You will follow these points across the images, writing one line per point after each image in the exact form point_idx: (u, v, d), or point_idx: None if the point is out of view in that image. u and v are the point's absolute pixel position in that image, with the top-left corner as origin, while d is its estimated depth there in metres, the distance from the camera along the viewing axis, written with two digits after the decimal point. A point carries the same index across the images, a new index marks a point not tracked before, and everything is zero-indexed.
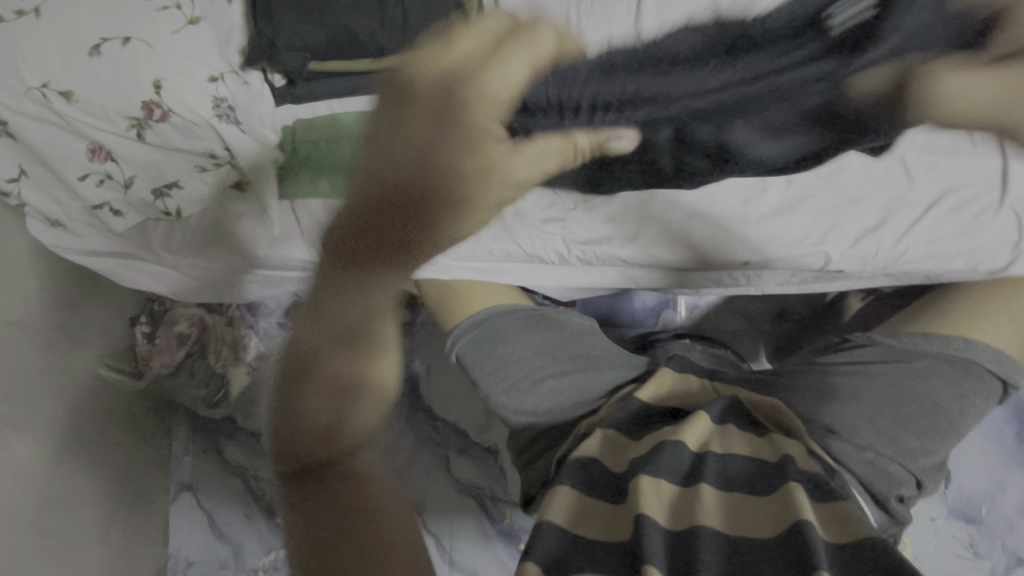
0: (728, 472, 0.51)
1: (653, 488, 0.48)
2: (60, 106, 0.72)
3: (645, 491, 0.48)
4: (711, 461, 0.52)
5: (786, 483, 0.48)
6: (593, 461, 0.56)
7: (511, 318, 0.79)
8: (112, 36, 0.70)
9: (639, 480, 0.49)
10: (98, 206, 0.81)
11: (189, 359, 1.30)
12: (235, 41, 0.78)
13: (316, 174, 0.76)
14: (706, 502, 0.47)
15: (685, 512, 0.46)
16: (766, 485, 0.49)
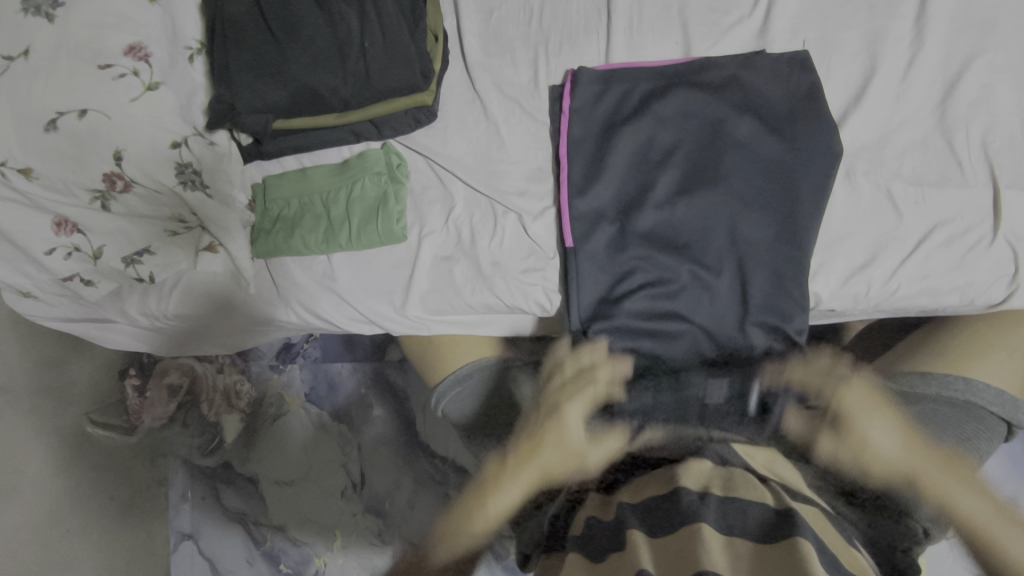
0: (731, 514, 0.49)
1: (646, 542, 0.47)
2: (20, 183, 0.70)
3: (639, 547, 0.47)
4: (710, 504, 0.49)
5: (793, 529, 0.45)
6: (591, 519, 0.53)
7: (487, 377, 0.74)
8: (68, 109, 0.68)
9: (634, 534, 0.49)
10: (68, 278, 0.78)
11: (182, 411, 1.29)
12: (199, 101, 0.76)
13: (292, 233, 0.77)
14: (711, 545, 0.45)
15: (683, 564, 0.44)
16: (770, 529, 0.47)
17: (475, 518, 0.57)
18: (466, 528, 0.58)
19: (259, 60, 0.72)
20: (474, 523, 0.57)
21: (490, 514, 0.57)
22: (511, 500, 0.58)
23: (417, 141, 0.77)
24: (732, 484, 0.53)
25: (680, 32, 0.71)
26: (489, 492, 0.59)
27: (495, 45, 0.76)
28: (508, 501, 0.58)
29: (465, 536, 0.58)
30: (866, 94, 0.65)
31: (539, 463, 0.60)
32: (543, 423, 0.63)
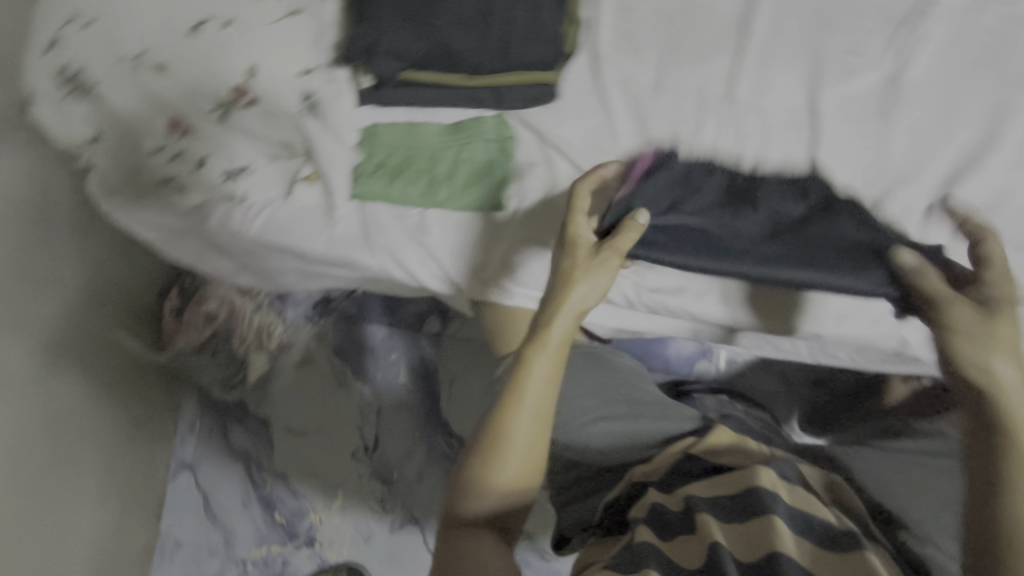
0: (798, 520, 0.51)
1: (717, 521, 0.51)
2: (148, 77, 0.70)
3: (710, 524, 0.51)
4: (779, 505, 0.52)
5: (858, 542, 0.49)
6: (657, 505, 0.58)
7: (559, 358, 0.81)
8: (214, 17, 0.70)
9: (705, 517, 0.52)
10: (166, 181, 0.80)
11: (215, 340, 1.28)
12: (328, 39, 0.78)
13: (395, 181, 0.79)
14: (783, 536, 0.48)
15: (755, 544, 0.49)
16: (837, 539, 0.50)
17: (509, 432, 0.53)
18: (513, 483, 0.54)
19: (403, 11, 0.75)
20: (513, 419, 0.53)
21: (522, 424, 0.54)
22: (544, 385, 0.55)
23: (532, 117, 0.78)
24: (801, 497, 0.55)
25: (809, 66, 0.74)
26: (507, 414, 0.54)
27: (627, 41, 0.78)
28: (525, 445, 0.54)
29: (514, 487, 0.54)
30: (987, 157, 0.67)
31: (517, 416, 0.54)
32: (571, 265, 0.60)
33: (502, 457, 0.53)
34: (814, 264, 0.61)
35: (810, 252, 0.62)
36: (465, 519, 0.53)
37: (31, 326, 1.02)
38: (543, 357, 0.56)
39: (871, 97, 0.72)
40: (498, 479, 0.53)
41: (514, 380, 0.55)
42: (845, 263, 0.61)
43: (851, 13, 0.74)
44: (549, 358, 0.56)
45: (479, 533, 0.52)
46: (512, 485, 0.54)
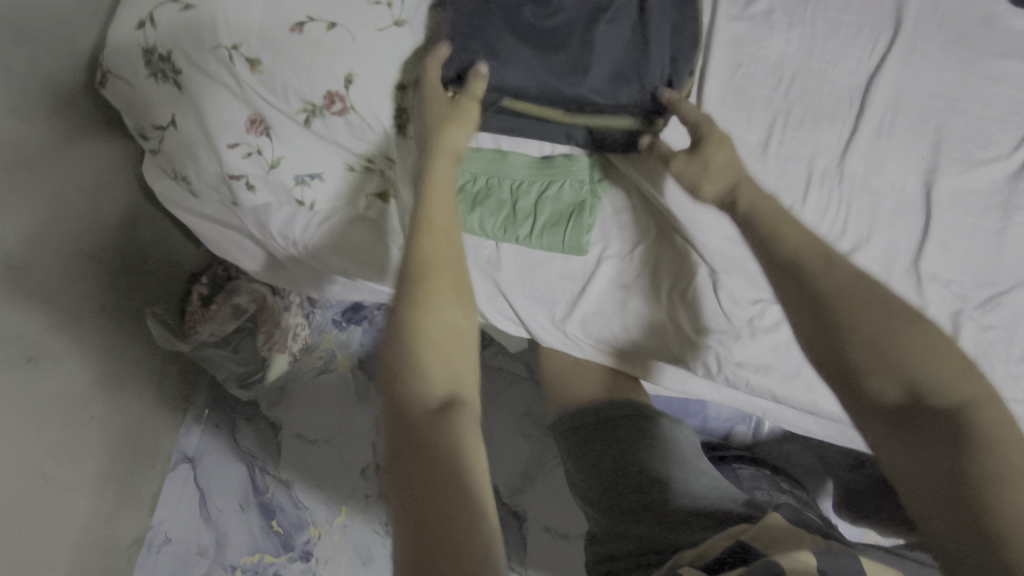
0: None
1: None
2: (242, 72, 0.67)
3: None
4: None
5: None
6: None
7: (624, 421, 0.78)
8: (319, 17, 0.65)
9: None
10: (235, 176, 0.75)
11: (238, 336, 1.22)
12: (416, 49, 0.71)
13: (472, 209, 0.75)
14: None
15: None
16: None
17: (432, 309, 0.45)
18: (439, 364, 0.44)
19: (518, 26, 0.65)
20: (434, 280, 0.47)
21: (435, 304, 0.46)
22: (449, 250, 0.49)
23: (625, 163, 0.75)
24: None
25: (929, 149, 0.71)
26: (427, 290, 0.46)
27: (734, 97, 0.75)
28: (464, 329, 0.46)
29: (446, 371, 0.44)
30: None
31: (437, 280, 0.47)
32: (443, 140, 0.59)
33: (433, 325, 0.45)
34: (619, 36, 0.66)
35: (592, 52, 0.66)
36: (419, 420, 0.40)
37: (57, 299, 0.96)
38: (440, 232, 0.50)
39: (993, 194, 0.69)
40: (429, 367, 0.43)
41: (420, 253, 0.48)
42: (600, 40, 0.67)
43: (979, 100, 0.71)
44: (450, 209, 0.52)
45: (423, 439, 0.39)
46: (451, 378, 0.43)
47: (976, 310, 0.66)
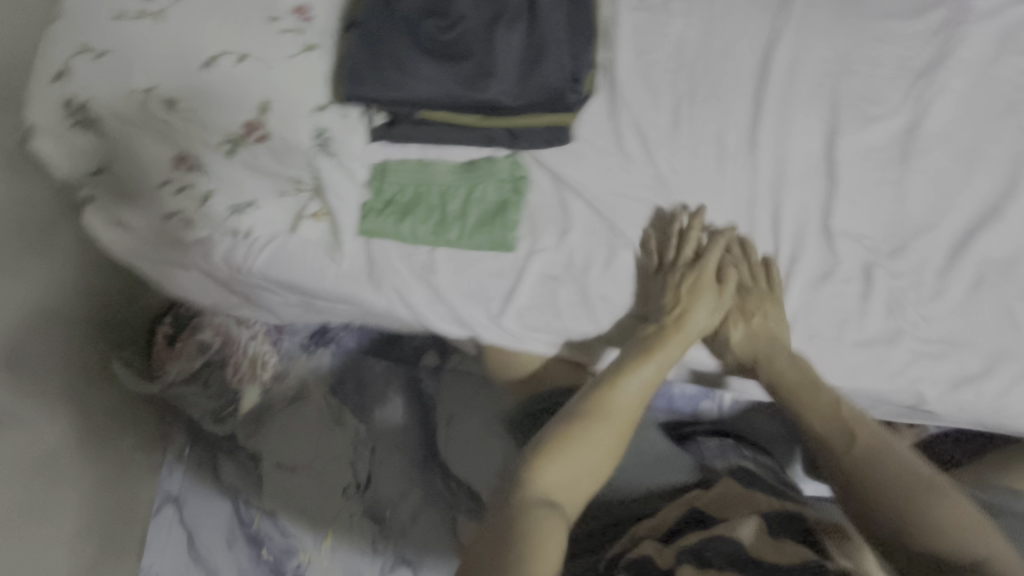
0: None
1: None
2: (160, 112, 0.69)
3: None
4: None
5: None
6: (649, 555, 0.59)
7: None
8: (229, 52, 0.68)
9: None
10: (171, 214, 0.77)
11: (207, 370, 1.24)
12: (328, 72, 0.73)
13: (403, 220, 0.77)
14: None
15: None
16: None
17: (575, 438, 0.60)
18: (568, 472, 0.58)
19: (420, 38, 0.68)
20: (602, 424, 0.62)
21: (593, 428, 0.62)
22: (640, 391, 0.65)
23: (546, 158, 0.77)
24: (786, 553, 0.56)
25: (828, 112, 0.73)
26: (597, 404, 0.63)
27: (644, 84, 0.78)
28: (587, 461, 0.60)
29: (564, 488, 0.58)
30: (1004, 209, 0.66)
31: (611, 406, 0.63)
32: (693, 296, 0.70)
33: (580, 451, 0.60)
34: (525, 44, 0.68)
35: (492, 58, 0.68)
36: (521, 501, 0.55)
37: (22, 354, 0.98)
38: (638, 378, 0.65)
39: (892, 147, 0.71)
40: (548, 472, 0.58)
41: (593, 400, 0.64)
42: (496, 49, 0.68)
43: (869, 58, 0.73)
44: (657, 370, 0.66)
45: (533, 509, 0.55)
46: (566, 491, 0.58)
47: (887, 259, 0.69)
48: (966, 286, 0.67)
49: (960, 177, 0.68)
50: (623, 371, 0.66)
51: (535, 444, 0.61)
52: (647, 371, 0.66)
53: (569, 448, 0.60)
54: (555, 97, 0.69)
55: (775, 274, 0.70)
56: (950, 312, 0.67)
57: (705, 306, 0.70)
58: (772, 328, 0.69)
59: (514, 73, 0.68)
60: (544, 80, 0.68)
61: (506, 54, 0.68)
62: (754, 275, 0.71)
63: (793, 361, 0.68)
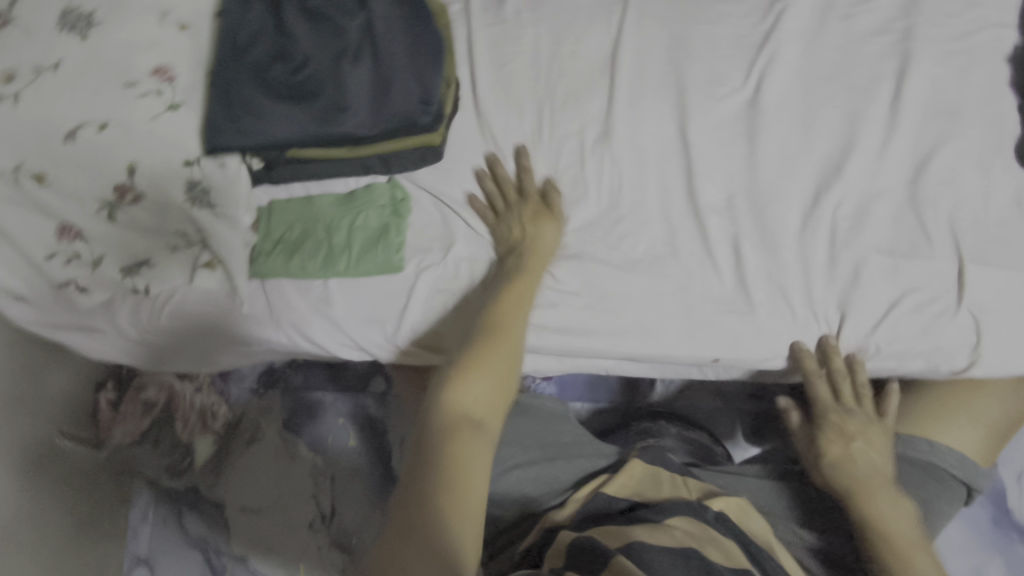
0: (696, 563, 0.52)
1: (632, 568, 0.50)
2: (32, 188, 0.72)
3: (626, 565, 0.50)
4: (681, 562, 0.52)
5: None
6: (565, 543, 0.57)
7: None
8: (88, 121, 0.70)
9: (618, 559, 0.51)
10: (64, 284, 0.80)
11: (156, 429, 1.20)
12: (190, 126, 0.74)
13: (292, 257, 0.79)
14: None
15: None
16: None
17: (489, 365, 0.57)
18: (485, 386, 0.55)
19: (270, 83, 0.71)
20: (502, 339, 0.60)
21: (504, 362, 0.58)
22: (524, 313, 0.66)
23: (422, 178, 0.80)
24: (703, 538, 0.56)
25: (677, 96, 0.76)
26: (500, 337, 0.60)
27: (505, 95, 0.81)
28: (502, 384, 0.57)
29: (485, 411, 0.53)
30: (845, 166, 0.69)
31: (507, 330, 0.62)
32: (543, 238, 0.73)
33: (493, 363, 0.57)
34: (374, 74, 0.72)
35: (337, 90, 0.71)
36: (441, 418, 0.51)
37: None
38: (523, 303, 0.66)
39: (738, 123, 0.74)
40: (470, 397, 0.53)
41: (487, 325, 0.62)
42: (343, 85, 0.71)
43: (706, 43, 0.76)
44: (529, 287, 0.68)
45: (456, 431, 0.50)
46: (484, 411, 0.53)
47: (749, 229, 0.71)
48: (822, 245, 0.69)
49: (804, 142, 0.72)
50: (508, 298, 0.66)
51: (444, 372, 0.57)
52: (527, 294, 0.67)
53: (482, 365, 0.57)
54: (407, 122, 0.72)
55: (862, 371, 0.69)
56: (813, 270, 0.69)
57: (869, 434, 0.67)
58: (873, 459, 0.65)
59: (367, 103, 0.71)
60: (395, 106, 0.71)
61: (355, 87, 0.71)
62: (857, 396, 0.69)
63: (875, 467, 0.64)
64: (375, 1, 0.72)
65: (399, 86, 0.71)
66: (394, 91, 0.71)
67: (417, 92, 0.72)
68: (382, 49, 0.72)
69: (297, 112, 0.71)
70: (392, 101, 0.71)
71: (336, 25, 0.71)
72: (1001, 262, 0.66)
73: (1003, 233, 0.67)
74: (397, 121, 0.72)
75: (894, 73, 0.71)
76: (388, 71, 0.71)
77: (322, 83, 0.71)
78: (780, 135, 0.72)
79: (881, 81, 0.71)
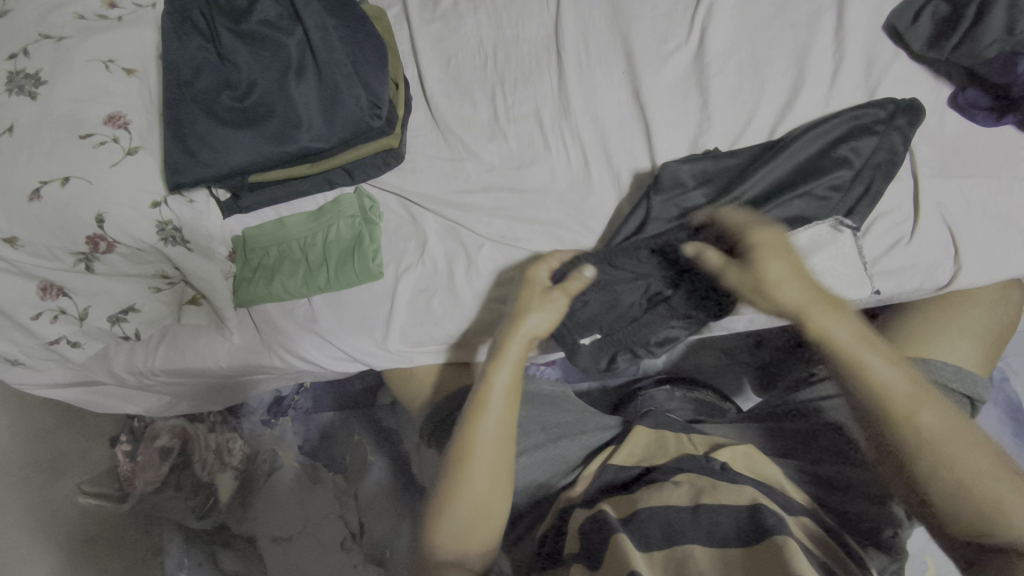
0: (711, 526, 0.52)
1: (634, 548, 0.50)
2: (7, 252, 0.73)
3: (629, 550, 0.50)
4: (691, 521, 0.52)
5: (772, 533, 0.49)
6: (582, 530, 0.57)
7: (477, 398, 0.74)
8: (52, 178, 0.71)
9: (621, 542, 0.51)
10: (54, 340, 0.80)
11: (175, 474, 1.15)
12: (151, 166, 0.75)
13: (273, 280, 0.80)
14: (703, 565, 0.48)
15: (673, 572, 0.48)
16: (755, 531, 0.50)
17: (462, 488, 0.56)
18: (462, 513, 0.56)
19: (220, 112, 0.72)
20: (468, 458, 0.57)
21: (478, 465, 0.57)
22: (496, 422, 0.58)
23: (387, 182, 0.81)
24: (706, 491, 0.56)
25: (625, 61, 0.76)
26: (465, 435, 0.58)
27: (456, 89, 0.82)
28: (481, 473, 0.57)
29: (469, 523, 0.56)
30: (796, 102, 0.70)
31: (471, 436, 0.58)
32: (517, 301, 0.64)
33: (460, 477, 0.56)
34: (319, 87, 0.72)
35: (289, 107, 0.71)
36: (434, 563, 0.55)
37: None
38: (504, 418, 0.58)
39: (688, 76, 0.74)
40: (449, 522, 0.55)
41: (461, 445, 0.58)
42: (291, 99, 0.71)
43: (647, 3, 0.76)
44: (508, 383, 0.59)
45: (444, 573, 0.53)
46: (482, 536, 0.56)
47: None
48: None
49: (758, 85, 0.71)
50: (470, 415, 0.59)
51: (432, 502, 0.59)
52: (496, 401, 0.59)
53: (463, 489, 0.56)
54: (364, 126, 0.73)
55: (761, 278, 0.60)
56: None
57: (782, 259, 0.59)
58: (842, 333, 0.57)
59: (319, 116, 0.72)
60: (348, 114, 0.72)
61: (306, 102, 0.72)
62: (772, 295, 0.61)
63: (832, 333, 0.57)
64: (310, 14, 0.72)
65: (346, 95, 0.72)
66: (345, 100, 0.72)
67: (364, 95, 0.73)
68: (325, 60, 0.72)
69: (255, 136, 0.72)
70: (342, 110, 0.72)
71: (276, 43, 0.72)
72: (964, 172, 0.67)
73: (959, 146, 0.67)
74: (353, 128, 0.73)
75: (834, 3, 0.69)
76: (332, 82, 0.72)
77: (271, 102, 0.71)
78: (730, 80, 0.72)
79: (822, 13, 0.69)
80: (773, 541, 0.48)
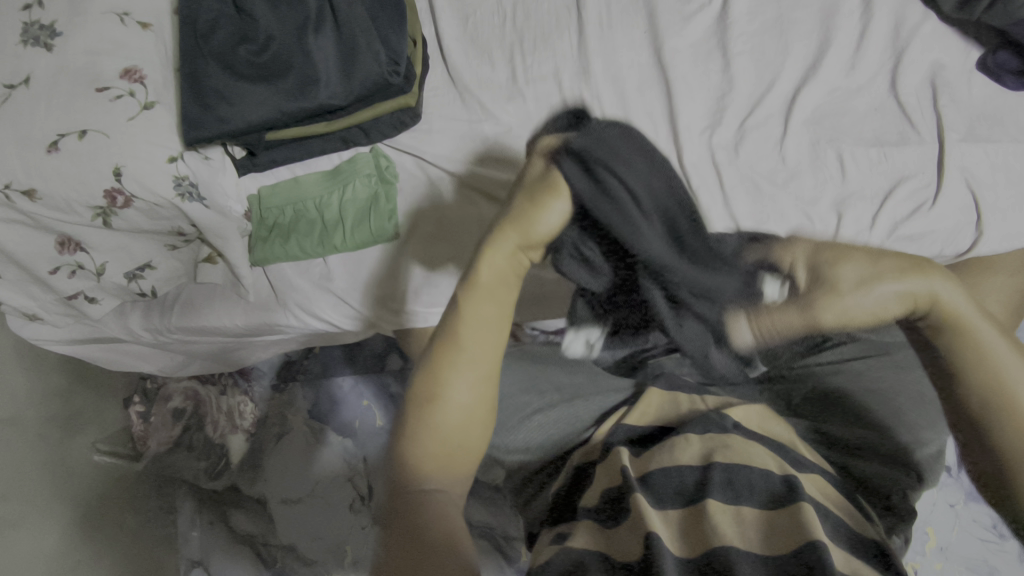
0: (733, 486, 0.51)
1: (651, 507, 0.50)
2: (24, 204, 0.73)
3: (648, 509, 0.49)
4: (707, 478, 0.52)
5: (797, 501, 0.48)
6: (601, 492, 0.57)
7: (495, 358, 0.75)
8: (69, 131, 0.70)
9: (638, 503, 0.50)
10: (72, 296, 0.81)
11: (188, 435, 1.17)
12: (167, 121, 0.75)
13: (289, 239, 0.80)
14: (720, 521, 0.47)
15: (690, 532, 0.47)
16: (771, 499, 0.49)
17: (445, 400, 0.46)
18: (449, 436, 0.46)
19: (237, 66, 0.71)
20: (454, 368, 0.46)
21: (461, 382, 0.46)
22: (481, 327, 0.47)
23: (404, 143, 0.80)
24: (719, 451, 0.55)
25: (646, 21, 0.75)
26: (439, 369, 0.47)
27: (474, 48, 0.81)
28: (465, 400, 0.46)
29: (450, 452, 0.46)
30: (821, 64, 0.69)
31: (458, 344, 0.47)
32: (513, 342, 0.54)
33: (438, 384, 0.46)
34: (339, 42, 0.72)
35: (307, 60, 0.71)
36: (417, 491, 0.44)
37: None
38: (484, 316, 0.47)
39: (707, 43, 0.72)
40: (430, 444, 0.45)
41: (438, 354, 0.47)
42: (310, 53, 0.71)
43: None
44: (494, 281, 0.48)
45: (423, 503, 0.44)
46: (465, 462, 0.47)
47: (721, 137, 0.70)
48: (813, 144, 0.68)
49: (784, 46, 0.71)
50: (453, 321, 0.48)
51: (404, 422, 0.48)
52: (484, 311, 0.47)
53: (450, 402, 0.46)
54: (382, 81, 0.72)
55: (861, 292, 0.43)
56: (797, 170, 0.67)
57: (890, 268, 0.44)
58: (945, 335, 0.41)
59: (337, 71, 0.72)
60: (368, 70, 0.71)
61: (325, 57, 0.71)
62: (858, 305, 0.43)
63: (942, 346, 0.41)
64: None
65: (365, 52, 0.72)
66: (365, 56, 0.71)
67: (384, 51, 0.72)
68: (345, 15, 0.72)
69: (272, 91, 0.71)
70: (360, 64, 0.72)
71: None
72: (991, 136, 0.66)
73: (984, 109, 0.67)
74: (373, 85, 0.72)
75: None
76: (351, 38, 0.72)
77: (290, 57, 0.71)
78: (750, 41, 0.71)
79: None
80: (791, 509, 0.47)
